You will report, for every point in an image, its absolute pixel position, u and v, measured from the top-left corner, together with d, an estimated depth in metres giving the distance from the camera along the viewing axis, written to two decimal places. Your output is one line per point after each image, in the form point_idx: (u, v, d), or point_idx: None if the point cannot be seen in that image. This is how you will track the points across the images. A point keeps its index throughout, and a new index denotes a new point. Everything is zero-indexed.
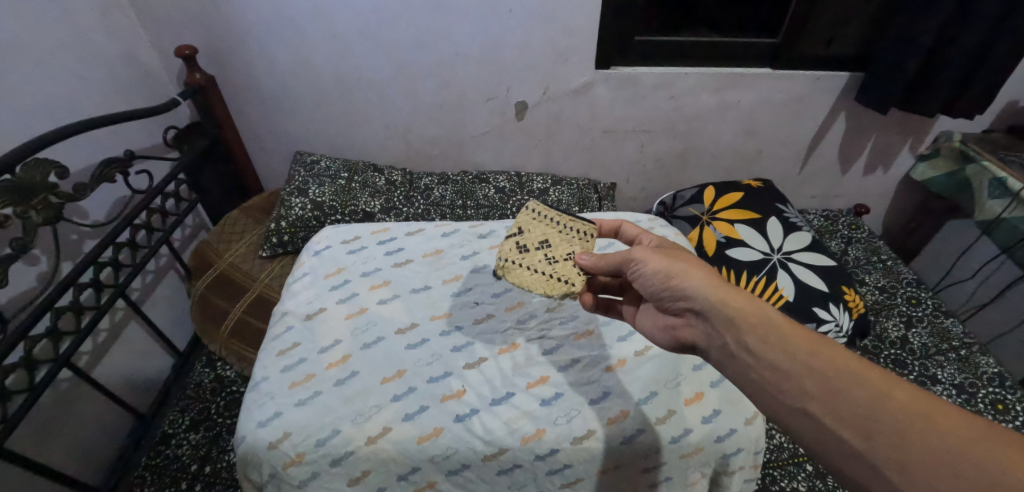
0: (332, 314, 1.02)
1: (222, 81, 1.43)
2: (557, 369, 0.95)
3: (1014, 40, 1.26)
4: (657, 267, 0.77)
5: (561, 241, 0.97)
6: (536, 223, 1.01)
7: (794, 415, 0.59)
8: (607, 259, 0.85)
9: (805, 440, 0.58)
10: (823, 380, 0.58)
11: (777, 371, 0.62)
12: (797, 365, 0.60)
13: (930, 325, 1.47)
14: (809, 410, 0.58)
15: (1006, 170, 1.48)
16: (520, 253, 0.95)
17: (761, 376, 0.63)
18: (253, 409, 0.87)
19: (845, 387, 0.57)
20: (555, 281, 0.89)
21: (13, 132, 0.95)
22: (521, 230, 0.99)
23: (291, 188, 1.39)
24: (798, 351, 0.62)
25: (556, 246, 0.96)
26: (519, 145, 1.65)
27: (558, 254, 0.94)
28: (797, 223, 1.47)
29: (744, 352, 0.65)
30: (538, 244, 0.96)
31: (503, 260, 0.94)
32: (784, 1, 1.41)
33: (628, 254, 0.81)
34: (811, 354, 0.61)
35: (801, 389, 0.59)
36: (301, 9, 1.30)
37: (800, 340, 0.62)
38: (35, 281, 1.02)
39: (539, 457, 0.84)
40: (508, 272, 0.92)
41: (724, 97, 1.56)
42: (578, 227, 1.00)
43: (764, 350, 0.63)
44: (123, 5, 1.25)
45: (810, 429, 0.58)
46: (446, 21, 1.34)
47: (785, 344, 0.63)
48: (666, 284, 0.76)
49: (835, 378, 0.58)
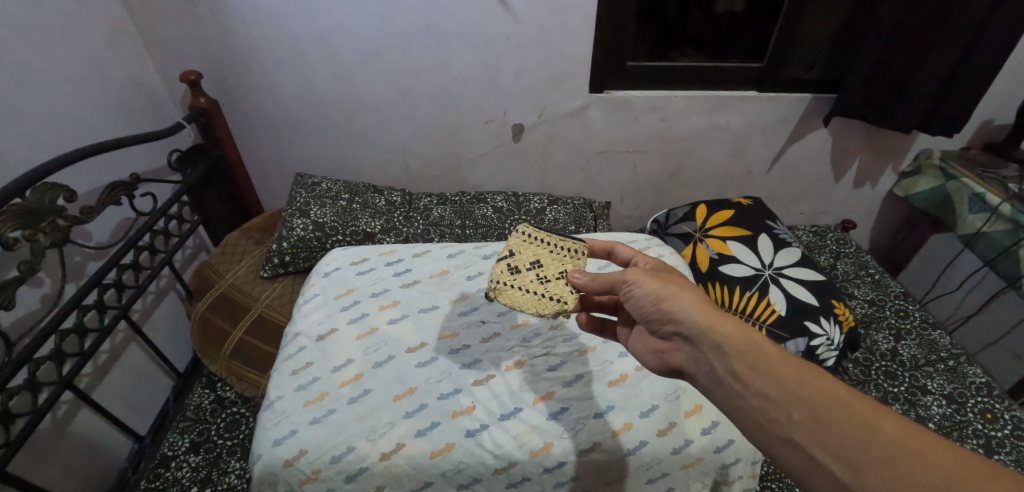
0: (343, 335, 1.04)
1: (226, 105, 1.47)
2: (563, 385, 0.97)
3: (982, 64, 1.34)
4: (649, 289, 0.79)
5: (552, 261, 1.00)
6: (527, 244, 1.03)
7: (782, 444, 0.61)
8: (600, 280, 0.86)
9: (792, 469, 0.60)
10: (812, 409, 0.60)
11: (765, 399, 0.64)
12: (786, 394, 0.63)
13: (917, 337, 1.51)
14: (797, 440, 0.60)
15: (984, 185, 1.56)
16: (511, 274, 0.97)
17: (748, 403, 0.65)
18: (269, 428, 0.89)
19: (834, 419, 0.59)
20: (546, 300, 0.93)
21: (28, 158, 0.99)
22: (511, 252, 1.02)
23: (293, 210, 1.42)
24: (786, 379, 0.64)
25: (548, 265, 0.99)
26: (517, 166, 1.69)
27: (550, 273, 0.98)
28: (786, 238, 1.52)
29: (732, 379, 0.67)
30: (530, 264, 0.99)
31: (495, 282, 0.96)
32: (767, 27, 1.48)
33: (621, 275, 0.83)
34: (800, 383, 0.63)
35: (790, 419, 0.61)
36: (307, 37, 1.35)
37: (789, 369, 0.65)
38: (40, 303, 1.03)
39: (547, 470, 0.87)
40: (500, 293, 0.95)
41: (713, 119, 1.62)
42: (568, 245, 1.03)
43: (753, 378, 0.65)
44: (130, 34, 1.29)
45: (798, 459, 0.59)
46: (446, 48, 1.40)
47: (774, 372, 0.65)
48: (658, 306, 0.78)
49: (822, 409, 0.60)
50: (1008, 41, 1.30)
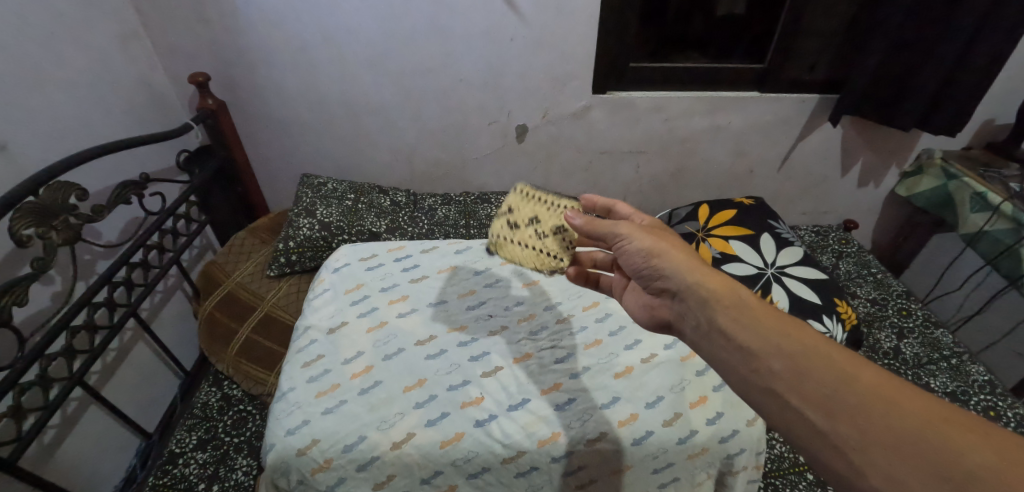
0: (353, 328, 1.05)
1: (233, 107, 1.48)
2: (568, 377, 0.98)
3: (981, 64, 1.35)
4: (643, 244, 0.79)
5: (550, 215, 1.01)
6: (525, 200, 1.05)
7: (761, 395, 0.60)
8: (595, 229, 0.86)
9: (769, 418, 0.59)
10: (791, 359, 0.59)
11: (747, 351, 0.63)
12: (768, 345, 0.62)
13: (920, 336, 1.51)
14: (775, 389, 0.59)
15: (985, 184, 1.57)
16: (510, 229, 1.03)
17: (731, 355, 0.65)
18: (281, 417, 0.90)
19: (812, 368, 0.57)
20: (544, 257, 0.99)
21: (42, 158, 1.01)
22: (510, 208, 1.05)
23: (300, 210, 1.43)
24: (768, 331, 0.63)
25: (545, 220, 1.01)
26: (520, 167, 1.70)
27: (547, 228, 1.00)
28: (788, 237, 1.53)
29: (718, 333, 0.67)
30: (528, 220, 1.02)
31: (495, 238, 1.03)
32: (767, 28, 1.50)
33: (615, 230, 0.83)
34: (783, 336, 0.62)
35: (770, 369, 0.60)
36: (313, 39, 1.37)
37: (771, 321, 0.64)
38: (50, 301, 1.04)
39: (554, 460, 0.87)
40: (501, 248, 1.03)
41: (715, 119, 1.63)
42: (567, 200, 1.03)
43: (735, 331, 0.65)
44: (140, 37, 1.31)
45: (776, 408, 0.58)
46: (450, 51, 1.42)
47: (757, 325, 0.64)
48: (649, 262, 0.78)
49: (803, 358, 0.59)
50: (1005, 43, 1.32)
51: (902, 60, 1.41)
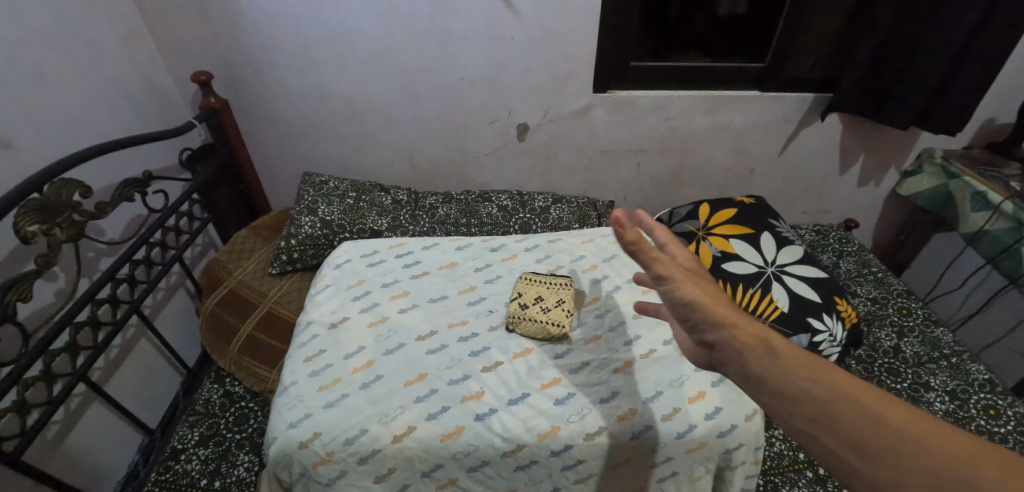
0: (355, 323, 1.06)
1: (235, 105, 1.49)
2: (568, 372, 0.98)
3: (980, 63, 1.36)
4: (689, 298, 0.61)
5: (550, 291, 1.09)
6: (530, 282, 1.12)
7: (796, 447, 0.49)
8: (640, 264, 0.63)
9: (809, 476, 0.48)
10: (824, 404, 0.49)
11: (777, 399, 0.52)
12: (801, 391, 0.50)
13: (920, 334, 1.52)
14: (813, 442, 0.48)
15: (986, 184, 1.57)
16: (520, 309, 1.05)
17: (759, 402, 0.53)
18: (284, 411, 0.91)
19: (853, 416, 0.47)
20: (551, 329, 1.02)
21: (46, 155, 1.02)
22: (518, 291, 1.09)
23: (302, 208, 1.44)
24: (800, 375, 0.51)
25: (547, 296, 1.08)
26: (520, 166, 1.71)
27: (550, 303, 1.06)
28: (788, 236, 1.53)
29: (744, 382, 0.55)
30: (534, 298, 1.07)
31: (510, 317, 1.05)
32: (767, 27, 1.50)
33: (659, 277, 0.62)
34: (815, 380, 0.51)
35: (804, 418, 0.49)
36: (315, 38, 1.37)
37: (800, 363, 0.52)
38: (54, 297, 1.04)
39: (554, 453, 0.88)
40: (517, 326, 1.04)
41: (715, 118, 1.63)
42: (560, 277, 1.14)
43: (761, 375, 0.54)
44: (143, 35, 1.32)
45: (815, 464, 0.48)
46: (451, 50, 1.42)
47: (786, 368, 0.52)
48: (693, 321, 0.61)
49: (842, 404, 0.48)
50: (1005, 42, 1.32)
51: (902, 59, 1.42)
